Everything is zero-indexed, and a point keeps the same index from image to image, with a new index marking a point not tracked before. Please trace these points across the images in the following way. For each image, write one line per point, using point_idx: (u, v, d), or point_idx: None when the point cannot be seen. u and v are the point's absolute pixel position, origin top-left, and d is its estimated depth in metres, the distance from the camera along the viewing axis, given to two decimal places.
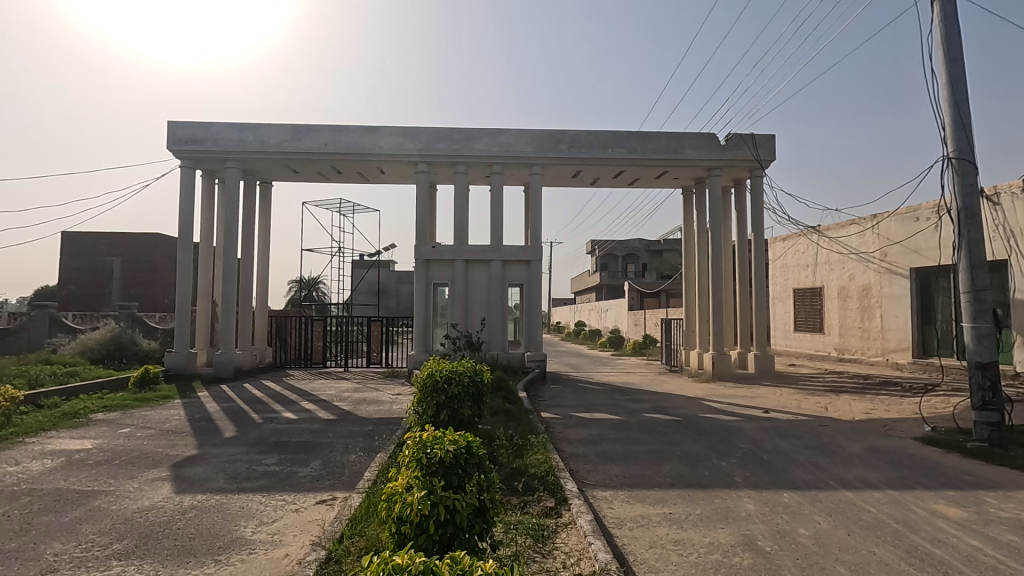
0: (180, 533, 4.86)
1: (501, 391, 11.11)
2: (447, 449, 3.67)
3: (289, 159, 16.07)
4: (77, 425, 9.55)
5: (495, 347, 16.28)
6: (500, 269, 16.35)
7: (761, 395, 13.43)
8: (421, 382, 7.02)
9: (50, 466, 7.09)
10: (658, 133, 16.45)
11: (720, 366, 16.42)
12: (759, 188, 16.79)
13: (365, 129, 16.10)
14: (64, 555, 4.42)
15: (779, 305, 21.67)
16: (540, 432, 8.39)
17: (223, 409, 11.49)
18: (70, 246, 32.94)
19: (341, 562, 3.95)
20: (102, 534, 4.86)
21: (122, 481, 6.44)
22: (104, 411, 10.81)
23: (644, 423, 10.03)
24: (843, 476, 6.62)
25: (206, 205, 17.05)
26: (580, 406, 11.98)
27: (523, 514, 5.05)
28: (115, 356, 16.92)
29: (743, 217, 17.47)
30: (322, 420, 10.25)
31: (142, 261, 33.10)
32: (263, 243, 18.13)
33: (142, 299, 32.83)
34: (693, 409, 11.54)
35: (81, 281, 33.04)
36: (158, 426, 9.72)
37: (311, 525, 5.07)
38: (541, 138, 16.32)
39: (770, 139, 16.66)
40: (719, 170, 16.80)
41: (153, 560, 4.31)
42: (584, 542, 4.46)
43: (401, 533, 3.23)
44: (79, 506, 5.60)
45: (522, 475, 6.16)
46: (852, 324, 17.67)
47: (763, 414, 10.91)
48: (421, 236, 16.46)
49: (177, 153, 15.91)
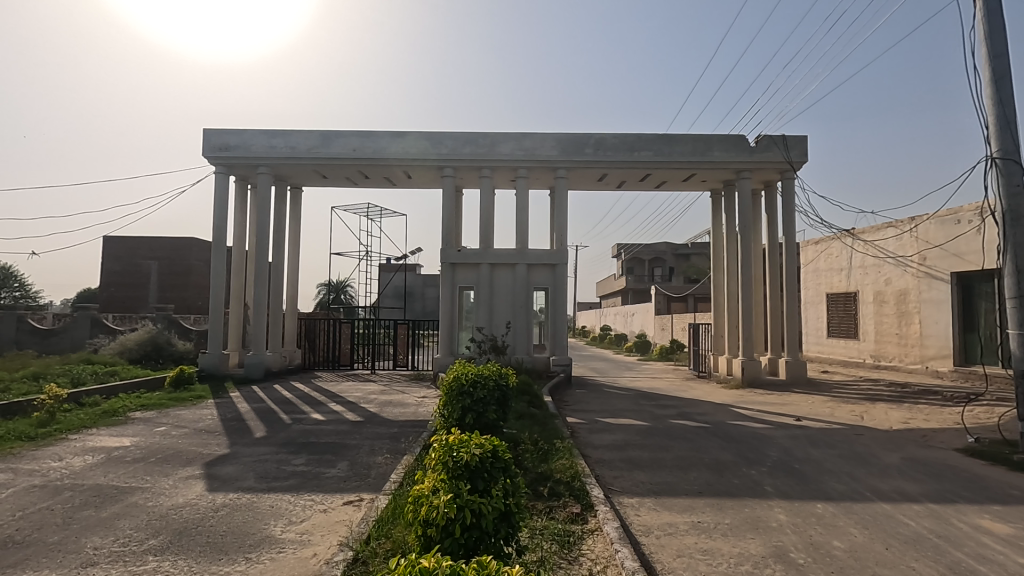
0: (213, 530, 4.98)
1: (526, 395, 11.13)
2: (473, 452, 3.68)
3: (318, 164, 16.39)
4: (115, 423, 9.88)
5: (520, 350, 16.26)
6: (525, 273, 16.32)
7: (792, 402, 13.11)
8: (448, 385, 7.05)
9: (90, 462, 7.36)
10: (685, 136, 16.25)
11: (750, 372, 16.08)
12: (790, 191, 16.42)
13: (392, 134, 16.29)
14: (103, 549, 4.56)
15: (811, 310, 21.17)
16: (566, 437, 8.33)
17: (253, 409, 11.76)
18: (110, 250, 34.26)
19: (368, 563, 3.99)
20: (138, 530, 5.00)
21: (157, 478, 6.64)
22: (139, 411, 11.12)
23: (670, 429, 9.90)
24: (878, 488, 6.40)
25: (239, 210, 17.46)
26: (605, 411, 11.85)
27: (548, 519, 5.02)
28: (151, 356, 17.51)
29: (774, 220, 17.11)
30: (349, 421, 10.39)
31: (177, 264, 34.22)
32: (293, 246, 18.50)
33: (176, 302, 33.91)
34: (721, 416, 11.34)
35: (122, 285, 34.29)
36: (192, 425, 9.98)
37: (339, 525, 5.14)
38: (567, 141, 16.27)
39: (802, 141, 16.27)
40: (748, 172, 16.48)
41: (187, 556, 4.41)
42: (610, 549, 4.39)
43: (427, 536, 3.23)
44: (117, 501, 5.79)
45: (547, 480, 6.13)
46: (889, 331, 17.12)
47: (794, 422, 10.68)
48: (448, 241, 16.63)
49: (211, 159, 16.38)
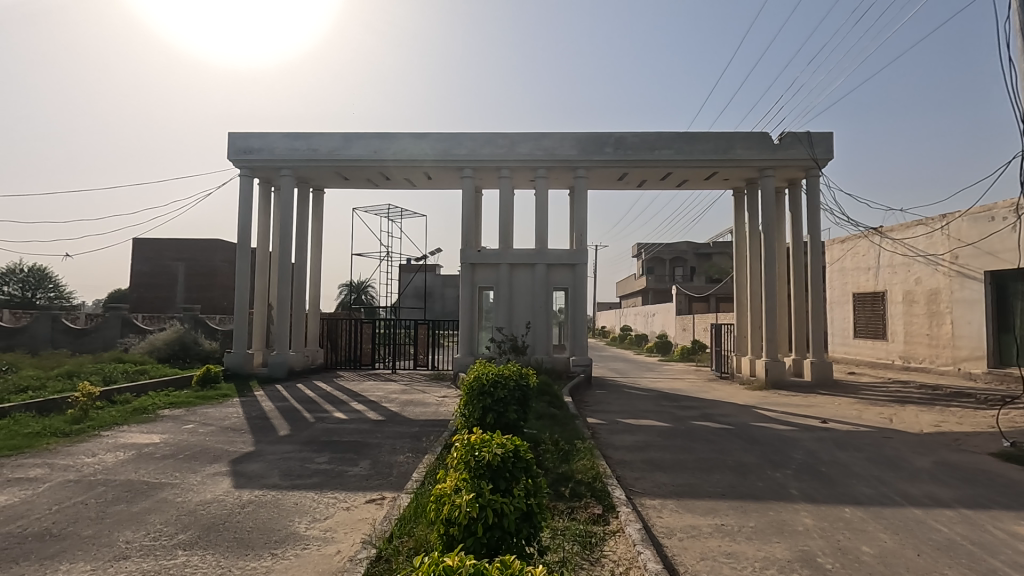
0: (240, 526, 5.08)
1: (546, 396, 11.12)
2: (495, 452, 3.69)
3: (339, 166, 16.59)
4: (145, 420, 10.13)
5: (540, 350, 16.24)
6: (545, 273, 16.30)
7: (818, 404, 12.86)
8: (469, 385, 7.09)
9: (121, 458, 7.56)
10: (706, 134, 16.05)
11: (774, 373, 15.81)
12: (815, 188, 16.10)
13: (412, 135, 16.41)
14: (135, 543, 4.68)
15: (837, 310, 20.74)
16: (586, 437, 8.29)
17: (277, 407, 11.96)
18: (139, 252, 35.17)
19: (391, 561, 4.02)
20: (168, 524, 5.12)
21: (186, 475, 6.79)
22: (168, 409, 11.38)
23: (692, 431, 9.79)
24: (908, 492, 6.24)
25: (263, 211, 17.78)
26: (626, 412, 11.77)
27: (570, 520, 5.00)
28: (179, 356, 17.91)
29: (798, 218, 16.81)
30: (371, 420, 10.49)
31: (203, 265, 34.99)
32: (316, 247, 18.77)
33: (202, 302, 34.66)
34: (744, 418, 11.18)
35: (150, 286, 35.18)
36: (218, 423, 10.19)
37: (362, 523, 5.19)
38: (587, 140, 16.21)
39: (828, 137, 15.94)
40: (771, 170, 16.22)
41: (215, 551, 4.51)
42: (632, 550, 4.36)
43: (449, 535, 3.24)
44: (148, 497, 5.93)
45: (569, 480, 6.12)
46: (919, 331, 16.68)
47: (820, 424, 10.48)
48: (467, 241, 16.70)
49: (236, 163, 16.70)
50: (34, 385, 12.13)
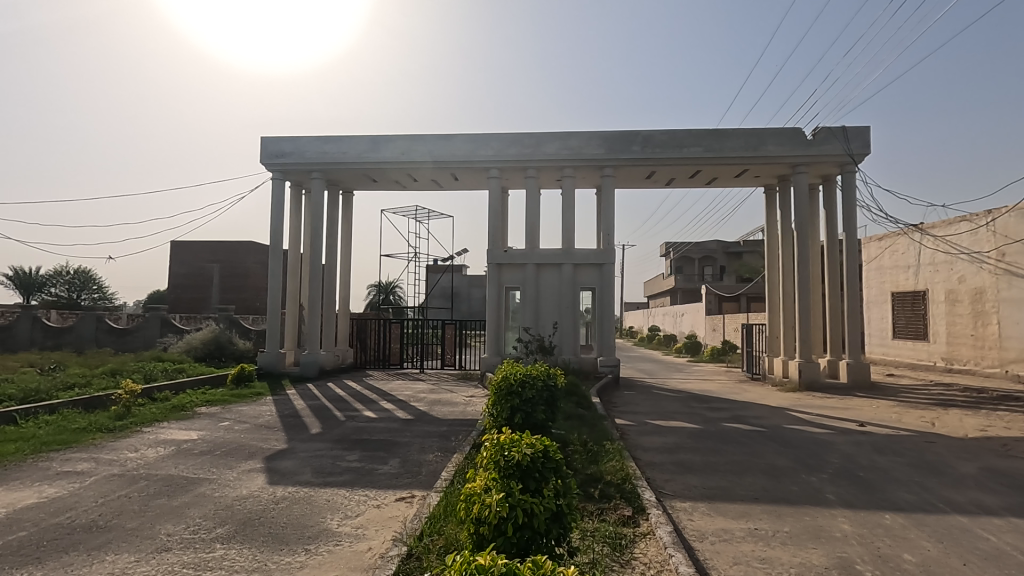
0: (274, 521, 5.20)
1: (574, 396, 11.07)
2: (525, 452, 3.69)
3: (368, 169, 16.83)
4: (183, 417, 10.46)
5: (567, 350, 16.17)
6: (572, 272, 16.24)
7: (855, 406, 12.48)
8: (497, 385, 7.11)
9: (162, 454, 7.83)
10: (736, 130, 15.74)
11: (808, 374, 15.41)
12: (850, 185, 15.64)
13: (438, 137, 16.54)
14: (176, 536, 4.84)
15: (874, 310, 20.11)
16: (615, 439, 8.23)
17: (309, 406, 12.21)
18: (176, 254, 36.33)
19: (422, 559, 4.06)
20: (206, 518, 5.28)
21: (223, 471, 6.99)
22: (205, 406, 11.73)
23: (723, 433, 9.62)
24: (953, 499, 6.00)
25: (294, 214, 18.16)
26: (655, 414, 11.63)
27: (599, 521, 4.97)
28: (215, 355, 18.43)
29: (833, 215, 16.35)
30: (399, 420, 10.60)
31: (237, 267, 35.93)
32: (345, 249, 19.08)
33: (237, 303, 35.59)
34: (777, 420, 10.93)
35: (187, 287, 36.29)
36: (253, 421, 10.45)
37: (392, 521, 5.26)
38: (613, 139, 16.08)
39: (864, 132, 15.47)
40: (804, 166, 15.82)
41: (251, 545, 4.63)
42: (664, 553, 4.30)
43: (479, 534, 3.25)
44: (187, 491, 6.13)
45: (598, 481, 6.08)
46: (963, 332, 16.04)
47: (858, 427, 10.16)
48: (494, 241, 16.75)
49: (269, 166, 17.11)
50: (80, 382, 12.65)
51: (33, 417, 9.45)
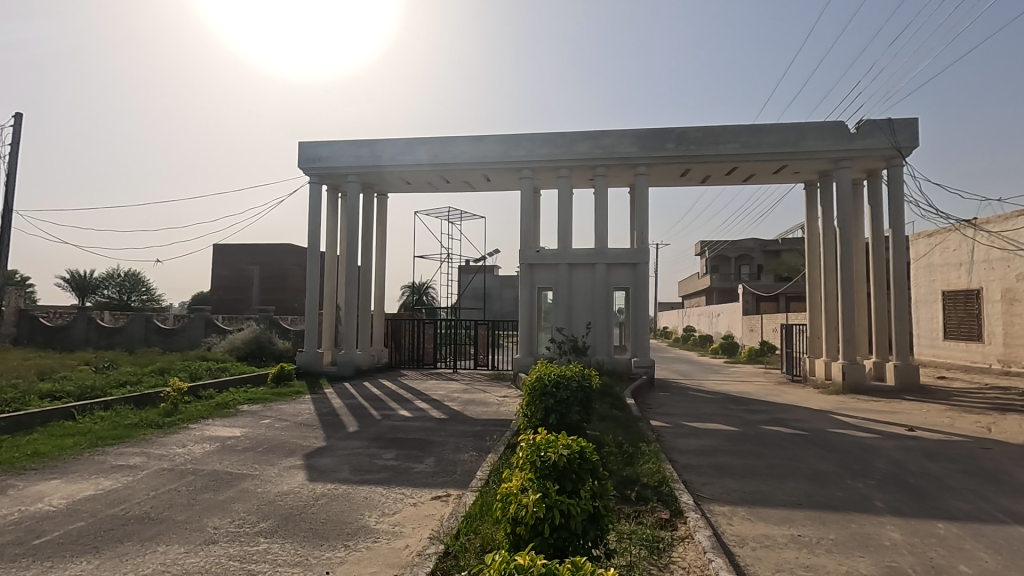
0: (315, 517, 5.33)
1: (608, 397, 10.96)
2: (561, 453, 3.67)
3: (402, 171, 17.07)
4: (226, 415, 10.82)
5: (600, 351, 16.04)
6: (605, 272, 16.11)
7: (903, 410, 11.98)
8: (531, 385, 7.11)
9: (208, 449, 8.11)
10: (775, 125, 15.32)
11: (852, 377, 14.87)
12: (897, 179, 15.03)
13: (471, 139, 16.65)
14: (222, 529, 5.00)
15: (924, 310, 19.26)
16: (651, 440, 8.11)
17: (345, 404, 12.45)
18: (219, 257, 37.63)
19: (459, 558, 4.10)
20: (250, 513, 5.45)
21: (265, 467, 7.20)
22: (247, 404, 12.10)
23: (763, 436, 9.37)
24: (1012, 509, 5.69)
25: (331, 217, 18.56)
26: (691, 415, 11.42)
27: (636, 524, 4.91)
28: (256, 355, 19.02)
29: (878, 211, 15.74)
30: (434, 419, 10.71)
31: (276, 269, 36.98)
32: (380, 250, 19.40)
33: (276, 304, 36.63)
34: (820, 424, 10.58)
35: (229, 288, 37.52)
36: (293, 418, 10.73)
37: (428, 519, 5.31)
38: (647, 137, 15.87)
39: (911, 124, 14.84)
40: (847, 161, 15.28)
41: (293, 540, 4.75)
42: (703, 558, 4.22)
43: (516, 534, 3.25)
44: (231, 486, 6.34)
45: (634, 483, 6.01)
46: (1021, 333, 15.20)
47: (907, 432, 9.74)
48: (526, 242, 16.76)
49: (307, 171, 17.54)
50: (131, 380, 13.23)
51: (89, 412, 9.93)
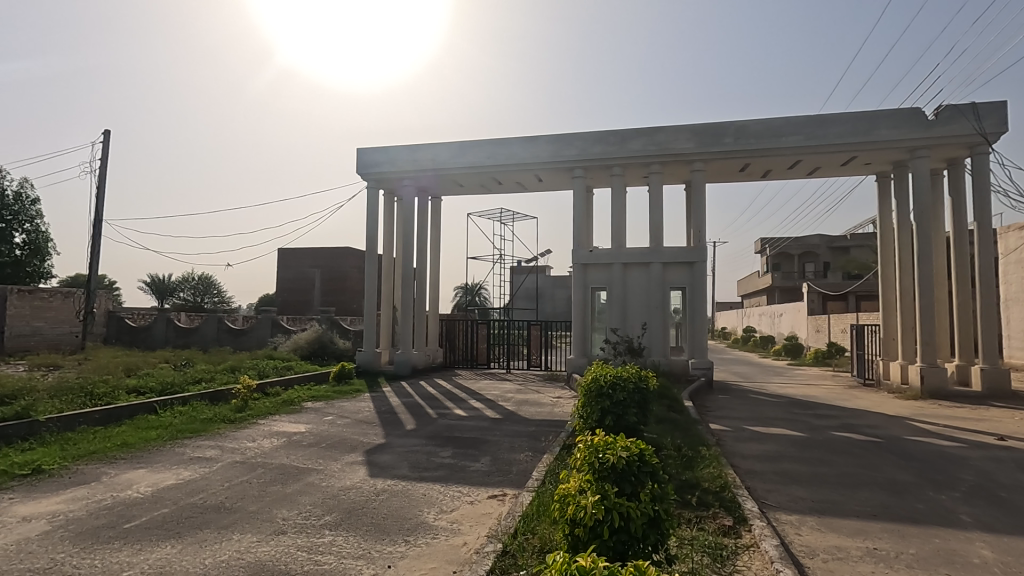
0: (376, 512, 5.48)
1: (665, 399, 10.70)
2: (620, 455, 3.62)
3: (456, 174, 17.33)
4: (292, 411, 11.32)
5: (656, 352, 15.71)
6: (660, 272, 15.77)
7: (992, 418, 11.06)
8: (587, 386, 7.05)
9: (276, 444, 8.51)
10: (843, 115, 14.51)
11: (932, 381, 13.87)
12: (982, 168, 13.91)
13: (522, 140, 16.70)
14: (291, 521, 5.24)
15: (1015, 309, 17.72)
16: (712, 444, 7.86)
17: (403, 403, 12.76)
18: (283, 260, 39.44)
19: (516, 557, 4.11)
20: (316, 506, 5.67)
21: (328, 462, 7.48)
22: (310, 401, 12.61)
23: (832, 442, 8.88)
24: None
25: (388, 220, 19.09)
26: (754, 419, 10.98)
27: (697, 529, 4.77)
28: (318, 354, 19.82)
29: (960, 203, 14.62)
30: (489, 419, 10.79)
31: (336, 271, 38.39)
32: (435, 252, 19.76)
33: (336, 305, 38.02)
34: (897, 430, 9.92)
35: (293, 290, 39.25)
36: (353, 416, 11.10)
37: (486, 518, 5.36)
38: (704, 132, 15.41)
39: (998, 107, 13.69)
40: (924, 150, 14.29)
41: (356, 534, 4.91)
42: (770, 568, 4.04)
43: (574, 536, 3.22)
44: (298, 480, 6.62)
45: (694, 488, 5.84)
46: None
47: (997, 441, 8.98)
48: (579, 241, 16.64)
49: (364, 176, 18.10)
50: (206, 377, 14.07)
51: (170, 407, 10.64)
